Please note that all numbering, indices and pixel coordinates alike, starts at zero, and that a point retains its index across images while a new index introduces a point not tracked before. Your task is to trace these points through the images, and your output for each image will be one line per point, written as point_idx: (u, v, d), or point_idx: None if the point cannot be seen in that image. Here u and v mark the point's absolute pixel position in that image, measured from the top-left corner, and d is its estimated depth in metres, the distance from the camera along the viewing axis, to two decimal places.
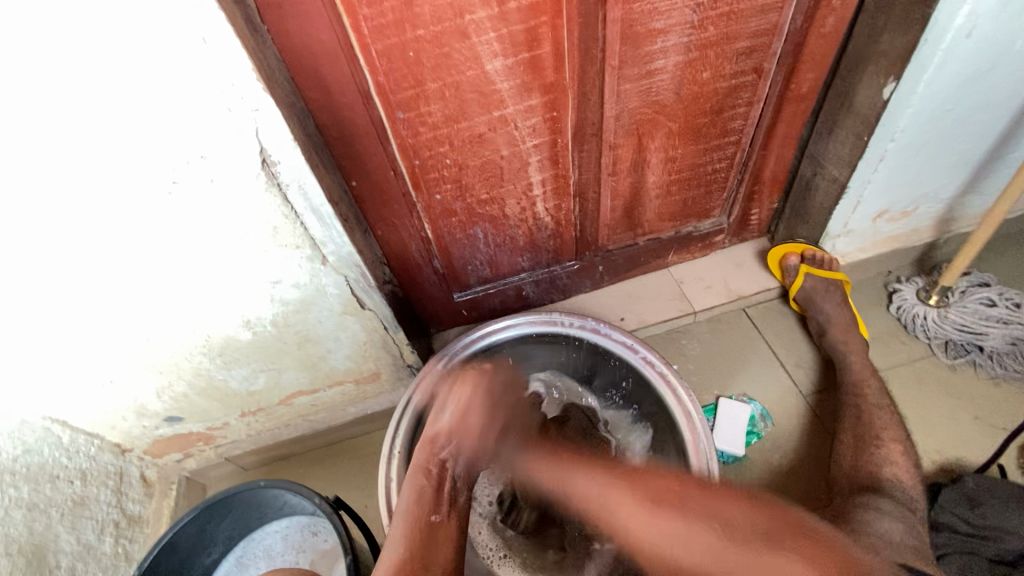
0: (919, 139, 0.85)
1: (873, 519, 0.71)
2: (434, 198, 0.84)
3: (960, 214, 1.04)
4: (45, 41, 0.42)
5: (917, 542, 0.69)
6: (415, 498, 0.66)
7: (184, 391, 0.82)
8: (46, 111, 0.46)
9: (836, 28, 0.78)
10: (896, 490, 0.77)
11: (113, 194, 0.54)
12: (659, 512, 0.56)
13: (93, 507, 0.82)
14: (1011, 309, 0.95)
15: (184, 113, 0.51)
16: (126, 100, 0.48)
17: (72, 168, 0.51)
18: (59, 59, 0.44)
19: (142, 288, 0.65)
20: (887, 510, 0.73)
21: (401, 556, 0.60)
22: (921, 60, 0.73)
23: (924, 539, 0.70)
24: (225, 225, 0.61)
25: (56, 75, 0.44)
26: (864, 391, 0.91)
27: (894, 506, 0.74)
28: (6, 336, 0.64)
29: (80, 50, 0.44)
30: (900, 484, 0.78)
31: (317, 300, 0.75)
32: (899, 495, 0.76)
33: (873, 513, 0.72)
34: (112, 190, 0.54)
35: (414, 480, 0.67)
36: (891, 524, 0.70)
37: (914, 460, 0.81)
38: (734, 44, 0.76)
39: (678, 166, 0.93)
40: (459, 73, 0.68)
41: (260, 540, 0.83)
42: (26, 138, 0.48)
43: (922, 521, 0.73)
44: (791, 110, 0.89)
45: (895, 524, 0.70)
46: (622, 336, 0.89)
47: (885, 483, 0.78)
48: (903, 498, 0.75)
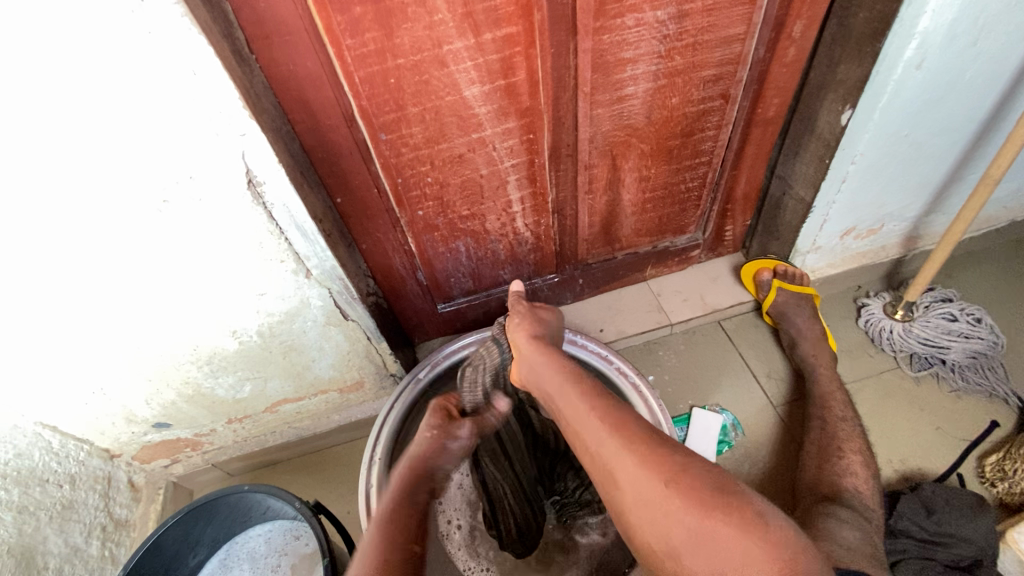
0: (879, 161, 0.89)
1: (830, 528, 0.75)
2: (417, 214, 0.87)
3: (924, 232, 1.09)
4: (46, 73, 0.46)
5: (870, 550, 0.72)
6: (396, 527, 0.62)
7: (172, 399, 0.85)
8: (48, 136, 0.50)
9: (797, 58, 0.83)
10: (854, 501, 0.80)
11: (108, 211, 0.58)
12: (638, 457, 0.55)
13: (81, 511, 0.85)
14: (971, 324, 0.99)
15: (174, 138, 0.54)
16: (121, 126, 0.52)
17: (69, 188, 0.55)
18: (60, 89, 0.47)
19: (134, 300, 0.68)
20: (844, 520, 0.76)
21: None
22: (875, 89, 0.77)
23: (877, 547, 0.73)
24: (213, 241, 0.65)
25: (56, 103, 0.48)
26: (829, 402, 0.95)
27: (851, 516, 0.77)
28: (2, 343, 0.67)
29: (82, 84, 0.48)
30: (859, 495, 0.81)
31: (301, 312, 0.79)
32: (856, 505, 0.79)
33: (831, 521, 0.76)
34: (107, 208, 0.58)
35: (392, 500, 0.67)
36: (847, 533, 0.73)
37: (874, 471, 0.84)
38: (701, 72, 0.81)
39: (652, 184, 0.97)
40: (439, 98, 0.72)
41: (243, 543, 0.85)
42: (29, 161, 0.51)
43: (877, 530, 0.77)
44: (759, 132, 0.94)
45: (850, 532, 0.74)
46: (598, 347, 0.94)
47: (844, 493, 0.81)
48: (861, 509, 0.79)
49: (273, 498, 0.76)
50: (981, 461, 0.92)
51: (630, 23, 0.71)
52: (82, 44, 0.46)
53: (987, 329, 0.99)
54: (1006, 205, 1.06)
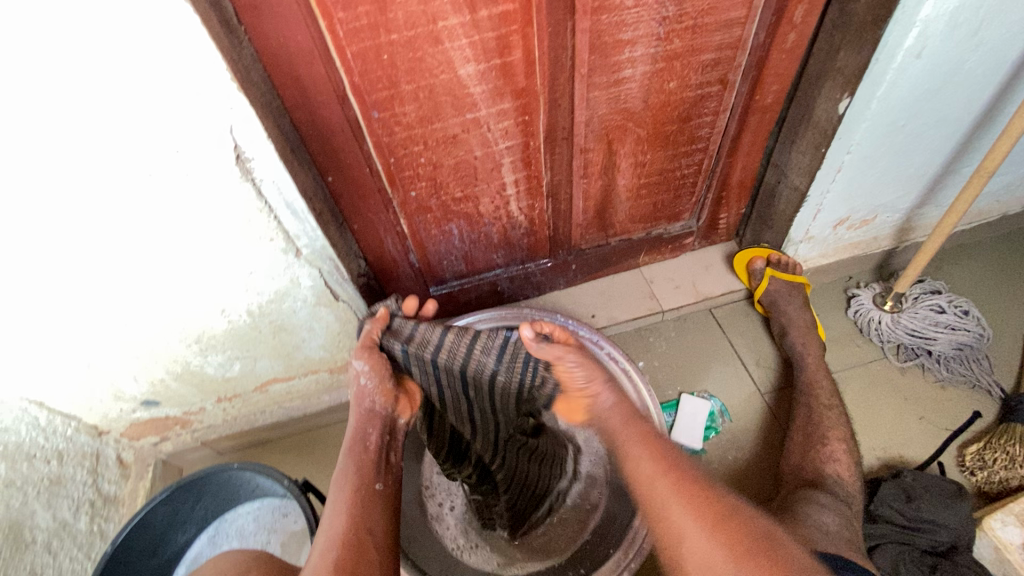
0: (874, 152, 0.89)
1: (814, 514, 0.75)
2: (410, 195, 0.86)
3: (916, 224, 1.09)
4: (14, 26, 0.44)
5: (852, 532, 0.73)
6: (359, 467, 0.66)
7: (161, 376, 0.85)
8: (27, 105, 0.49)
9: (796, 44, 0.82)
10: (836, 487, 0.82)
11: (97, 185, 0.57)
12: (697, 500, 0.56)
13: (69, 486, 0.84)
14: (959, 316, 1.00)
15: (161, 111, 0.53)
16: (107, 98, 0.51)
17: (53, 159, 0.53)
18: (28, 45, 0.45)
19: (123, 275, 0.67)
20: (826, 505, 0.77)
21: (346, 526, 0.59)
22: (874, 78, 0.76)
23: (858, 529, 0.75)
24: (201, 217, 0.64)
25: (37, 69, 0.47)
26: (816, 389, 0.97)
27: (832, 501, 0.78)
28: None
29: (65, 52, 0.46)
30: (840, 481, 0.83)
31: (292, 291, 0.78)
32: (838, 490, 0.81)
33: (813, 505, 0.77)
34: (97, 182, 0.57)
35: (351, 459, 0.66)
36: (829, 518, 0.74)
37: (857, 460, 0.86)
38: (700, 56, 0.80)
39: (647, 170, 0.97)
40: (433, 76, 0.71)
41: (232, 521, 0.85)
42: (8, 129, 0.50)
43: (856, 511, 0.78)
44: (755, 121, 0.93)
45: (834, 516, 0.75)
46: (589, 332, 0.94)
47: (829, 479, 0.83)
48: (842, 494, 0.80)
49: (263, 476, 0.76)
50: (962, 451, 0.93)
51: (629, 3, 0.69)
52: (62, 7, 0.44)
53: (974, 322, 1.00)
54: (998, 198, 1.06)
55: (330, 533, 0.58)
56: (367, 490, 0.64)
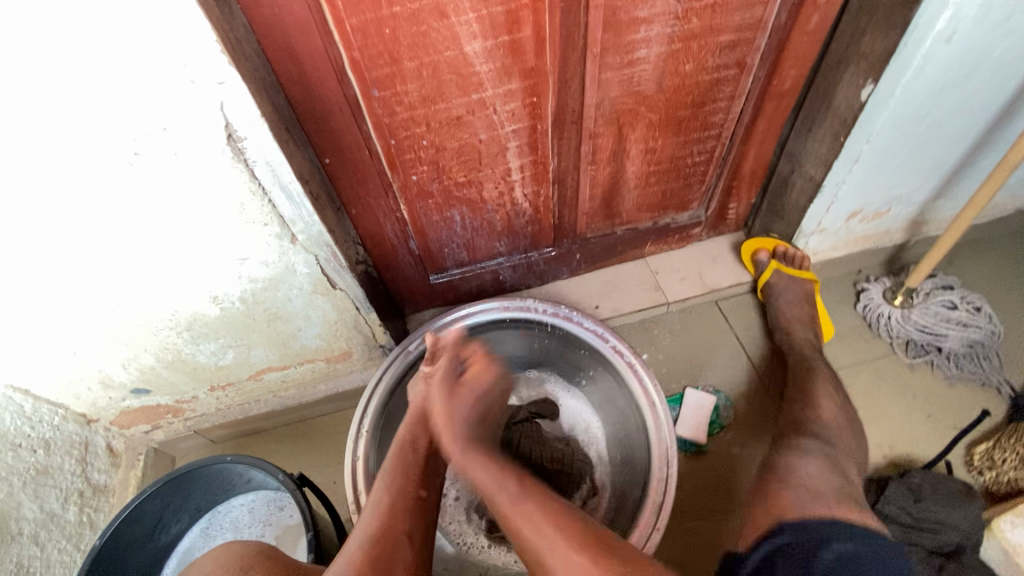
0: (893, 142, 0.86)
1: (800, 466, 0.77)
2: (411, 179, 0.83)
3: (930, 217, 1.06)
4: None
5: (839, 474, 0.76)
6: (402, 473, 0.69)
7: (151, 364, 0.82)
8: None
9: (820, 26, 0.78)
10: (818, 427, 0.83)
11: (80, 162, 0.53)
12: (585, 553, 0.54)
13: (57, 476, 0.82)
14: (971, 313, 0.98)
15: (146, 84, 0.49)
16: (74, 58, 0.46)
17: (29, 135, 0.50)
18: None
19: (108, 260, 0.64)
20: (809, 450, 0.79)
21: (377, 531, 0.61)
22: (900, 62, 0.72)
23: (843, 467, 0.78)
24: (190, 199, 0.60)
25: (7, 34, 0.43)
26: (810, 366, 0.94)
27: (815, 446, 0.80)
28: None
29: (36, 16, 0.42)
30: (822, 421, 0.84)
31: (287, 278, 0.74)
32: (819, 431, 0.82)
33: (796, 453, 0.79)
34: (79, 160, 0.53)
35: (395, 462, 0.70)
36: (813, 467, 0.76)
37: (846, 411, 0.86)
38: (717, 37, 0.76)
39: (658, 157, 0.93)
40: (437, 52, 0.66)
41: (225, 513, 0.82)
42: None
43: (841, 450, 0.80)
44: (772, 107, 0.89)
45: (818, 462, 0.77)
46: (594, 324, 0.91)
47: (815, 424, 0.84)
48: (823, 433, 0.82)
49: (257, 469, 0.73)
50: (970, 450, 0.92)
51: None
52: None
53: (986, 318, 0.98)
54: (1016, 192, 1.03)
55: (364, 535, 0.61)
56: (413, 496, 0.67)
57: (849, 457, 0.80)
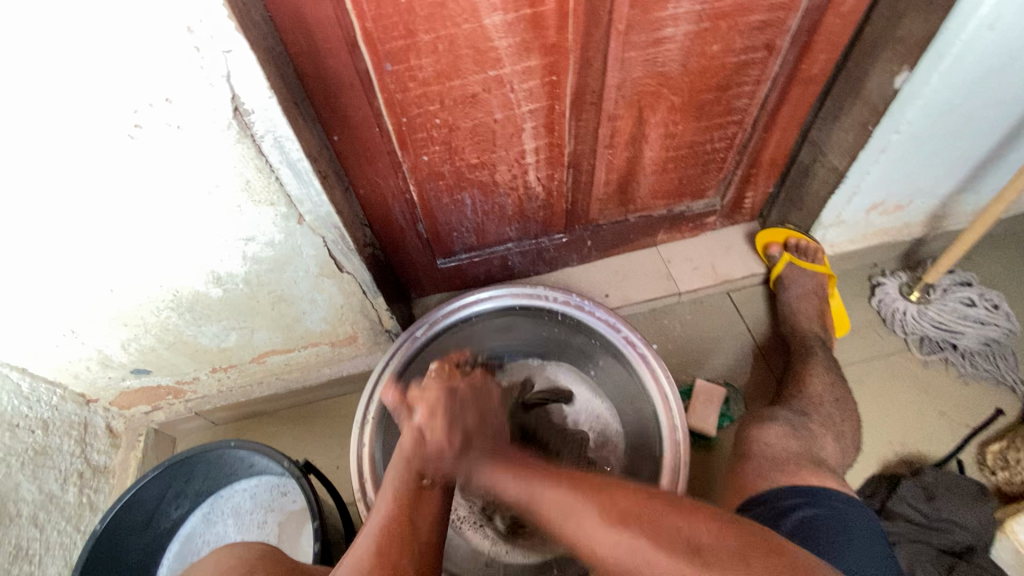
0: (923, 133, 0.83)
1: (760, 431, 0.77)
2: (422, 159, 0.79)
3: (951, 212, 1.04)
4: None
5: (804, 439, 0.76)
6: (404, 465, 0.59)
7: (151, 344, 0.79)
8: None
9: (855, 8, 0.74)
10: (796, 402, 0.85)
11: (77, 134, 0.50)
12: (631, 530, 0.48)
13: (55, 457, 0.80)
14: (989, 311, 0.96)
15: (147, 52, 0.46)
16: (69, 20, 0.42)
17: (21, 102, 0.47)
18: None
19: (107, 236, 0.61)
20: (781, 418, 0.79)
21: (385, 521, 0.54)
22: (937, 51, 0.69)
23: (809, 433, 0.78)
24: (193, 175, 0.57)
25: None
26: (812, 353, 0.93)
27: (790, 416, 0.80)
28: None
29: None
30: (803, 397, 0.86)
31: (292, 260, 0.72)
32: (797, 404, 0.84)
33: (760, 421, 0.79)
34: (76, 132, 0.50)
35: (401, 453, 0.60)
36: (774, 431, 0.76)
37: (836, 391, 0.86)
38: (748, 17, 0.72)
39: (677, 142, 0.90)
40: (455, 25, 0.63)
41: (228, 498, 0.81)
42: None
43: (818, 422, 0.81)
44: (798, 93, 0.86)
45: (779, 428, 0.77)
46: (606, 314, 0.89)
47: (797, 402, 0.85)
48: (800, 407, 0.83)
49: (258, 455, 0.71)
50: (983, 450, 0.91)
51: None
52: None
53: (1004, 317, 0.96)
54: None
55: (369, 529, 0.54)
56: (416, 486, 0.58)
57: (825, 428, 0.80)
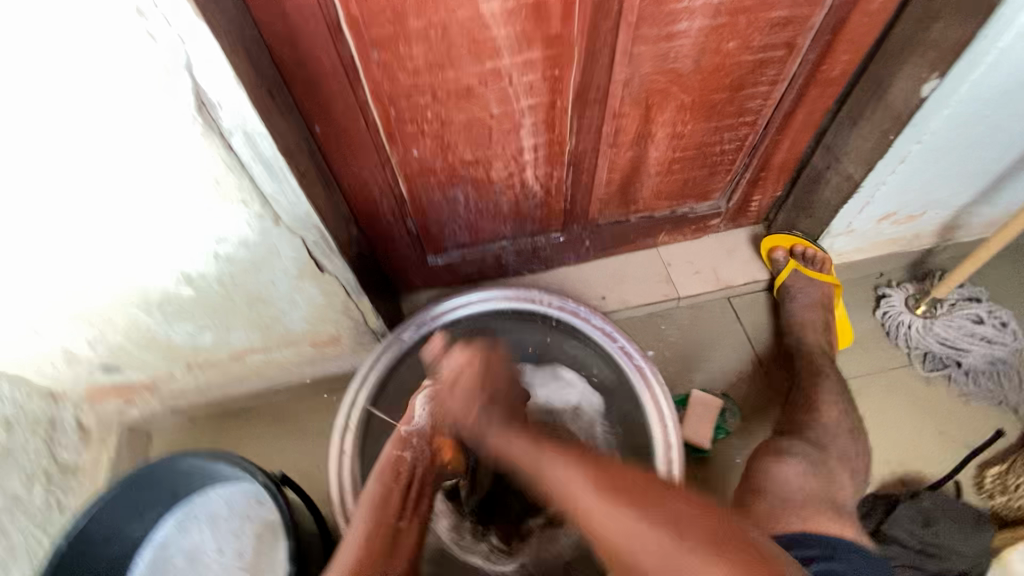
0: (945, 144, 0.78)
1: (776, 469, 0.73)
2: (411, 154, 0.74)
3: (964, 223, 1.00)
4: None
5: (821, 477, 0.72)
6: (379, 499, 0.64)
7: (120, 342, 0.75)
8: None
9: (885, 6, 0.68)
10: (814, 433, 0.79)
11: (21, 122, 0.45)
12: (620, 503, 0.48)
13: (20, 457, 0.76)
14: (997, 329, 0.94)
15: (94, 38, 0.41)
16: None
17: None
18: None
19: (63, 233, 0.56)
20: (798, 454, 0.75)
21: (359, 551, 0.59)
22: (973, 58, 0.65)
23: (826, 468, 0.74)
24: (154, 170, 0.52)
25: None
26: (817, 367, 0.90)
27: (806, 450, 0.76)
28: None
29: None
30: (820, 428, 0.80)
31: (269, 261, 0.67)
32: (813, 435, 0.79)
33: (776, 455, 0.75)
34: (21, 120, 0.45)
35: (381, 476, 0.66)
36: (790, 470, 0.72)
37: (848, 417, 0.82)
38: (769, 13, 0.66)
39: (684, 142, 0.85)
40: (449, 12, 0.57)
41: (202, 504, 0.74)
42: None
43: (835, 456, 0.76)
44: (816, 94, 0.80)
45: (797, 465, 0.73)
46: (602, 321, 0.85)
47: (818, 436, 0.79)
48: (816, 439, 0.78)
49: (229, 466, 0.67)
50: (981, 472, 0.89)
51: None
52: None
53: (1011, 335, 0.94)
54: None
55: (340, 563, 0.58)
56: (389, 522, 0.63)
57: (842, 463, 0.76)
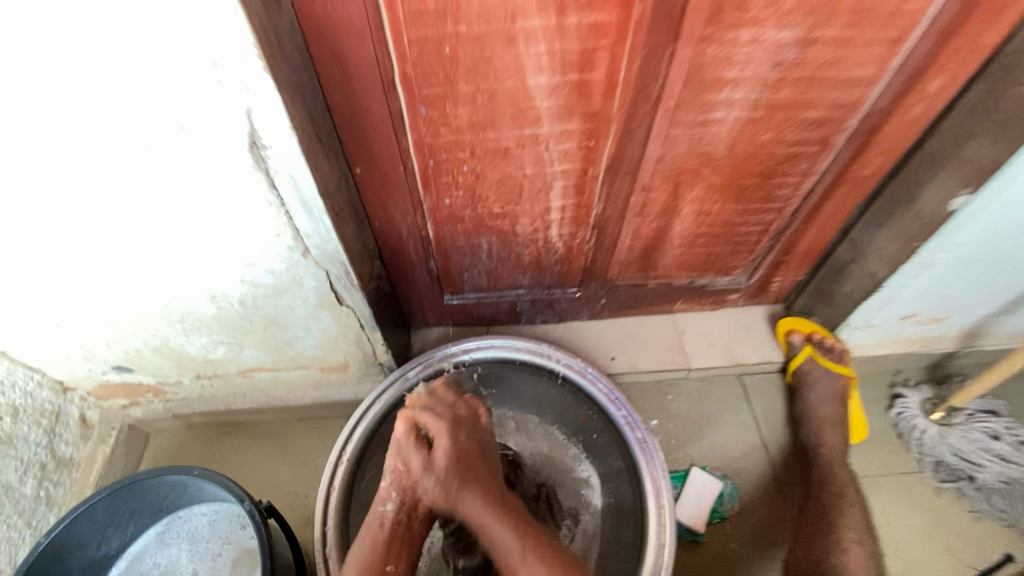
0: (972, 254, 0.77)
1: None
2: (443, 202, 0.76)
3: (987, 332, 0.97)
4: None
5: None
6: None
7: (137, 346, 0.77)
8: (25, 50, 0.41)
9: (921, 117, 0.69)
10: None
11: (102, 143, 0.49)
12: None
13: (21, 446, 0.77)
14: (1014, 448, 0.92)
15: (140, 69, 0.43)
16: (102, 46, 0.41)
17: (47, 116, 0.46)
18: None
19: (114, 247, 0.60)
20: None
21: None
22: (1007, 177, 0.66)
23: None
24: (200, 199, 0.55)
25: (45, 12, 0.39)
26: (831, 482, 0.88)
27: None
28: None
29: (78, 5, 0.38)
30: None
31: (291, 290, 0.69)
32: None
33: None
34: (103, 139, 0.48)
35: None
36: None
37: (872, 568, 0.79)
38: (806, 111, 0.68)
39: (710, 220, 0.86)
40: (497, 80, 0.60)
41: (185, 520, 0.77)
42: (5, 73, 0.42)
43: None
44: (846, 191, 0.81)
45: None
46: (609, 388, 0.85)
47: None
48: None
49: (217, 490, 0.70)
50: None
51: (744, 38, 0.58)
52: None
53: None
54: None
55: None
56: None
57: None
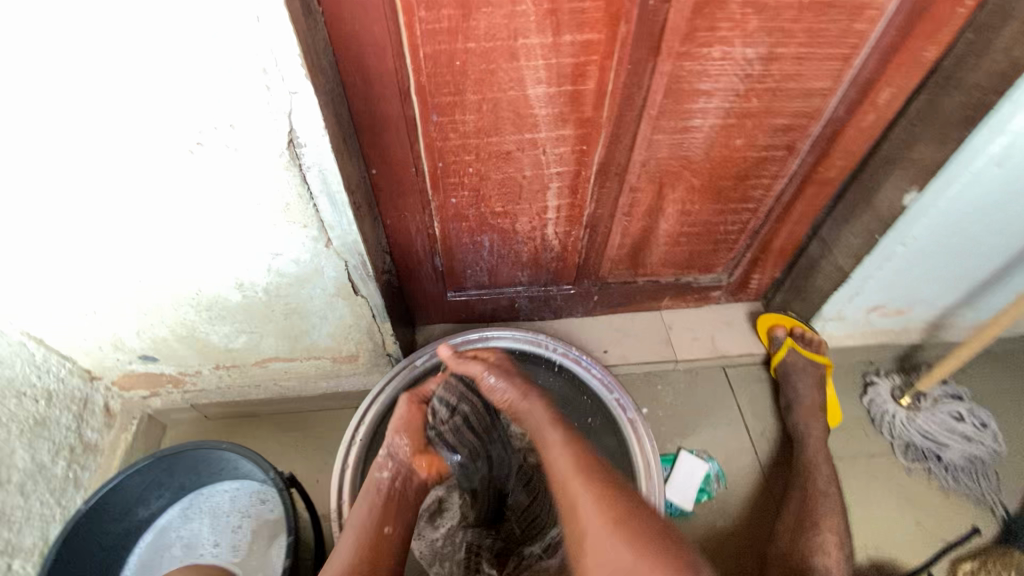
0: (926, 248, 0.86)
1: None
2: (450, 201, 0.84)
3: (949, 324, 1.06)
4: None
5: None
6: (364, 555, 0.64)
7: (164, 335, 0.83)
8: (105, 59, 0.48)
9: (875, 124, 0.79)
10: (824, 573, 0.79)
11: (159, 142, 0.56)
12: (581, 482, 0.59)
13: (52, 429, 0.82)
14: (976, 428, 0.98)
15: (200, 77, 0.50)
16: (172, 57, 0.49)
17: (114, 116, 0.53)
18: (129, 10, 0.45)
19: (156, 237, 0.66)
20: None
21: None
22: (948, 177, 0.74)
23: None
24: (239, 193, 0.62)
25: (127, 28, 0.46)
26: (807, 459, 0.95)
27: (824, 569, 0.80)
28: (28, 246, 0.65)
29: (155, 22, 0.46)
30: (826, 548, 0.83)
31: (312, 279, 0.75)
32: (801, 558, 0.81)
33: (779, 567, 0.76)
34: (161, 138, 0.56)
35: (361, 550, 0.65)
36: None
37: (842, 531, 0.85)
38: (774, 119, 0.77)
39: (692, 219, 0.95)
40: (501, 90, 0.68)
41: (208, 496, 0.88)
42: (85, 80, 0.49)
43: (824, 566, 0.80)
44: (813, 192, 0.90)
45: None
46: (602, 374, 0.91)
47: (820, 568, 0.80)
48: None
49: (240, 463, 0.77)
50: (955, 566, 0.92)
51: (715, 54, 0.67)
52: None
53: (991, 436, 0.99)
54: None
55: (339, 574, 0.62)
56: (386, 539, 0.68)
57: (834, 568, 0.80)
